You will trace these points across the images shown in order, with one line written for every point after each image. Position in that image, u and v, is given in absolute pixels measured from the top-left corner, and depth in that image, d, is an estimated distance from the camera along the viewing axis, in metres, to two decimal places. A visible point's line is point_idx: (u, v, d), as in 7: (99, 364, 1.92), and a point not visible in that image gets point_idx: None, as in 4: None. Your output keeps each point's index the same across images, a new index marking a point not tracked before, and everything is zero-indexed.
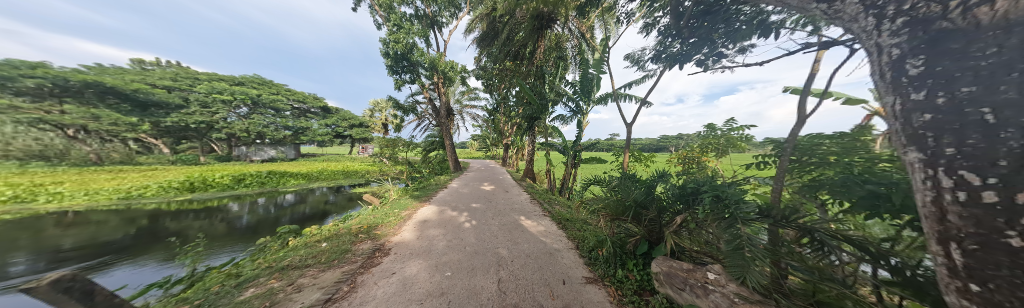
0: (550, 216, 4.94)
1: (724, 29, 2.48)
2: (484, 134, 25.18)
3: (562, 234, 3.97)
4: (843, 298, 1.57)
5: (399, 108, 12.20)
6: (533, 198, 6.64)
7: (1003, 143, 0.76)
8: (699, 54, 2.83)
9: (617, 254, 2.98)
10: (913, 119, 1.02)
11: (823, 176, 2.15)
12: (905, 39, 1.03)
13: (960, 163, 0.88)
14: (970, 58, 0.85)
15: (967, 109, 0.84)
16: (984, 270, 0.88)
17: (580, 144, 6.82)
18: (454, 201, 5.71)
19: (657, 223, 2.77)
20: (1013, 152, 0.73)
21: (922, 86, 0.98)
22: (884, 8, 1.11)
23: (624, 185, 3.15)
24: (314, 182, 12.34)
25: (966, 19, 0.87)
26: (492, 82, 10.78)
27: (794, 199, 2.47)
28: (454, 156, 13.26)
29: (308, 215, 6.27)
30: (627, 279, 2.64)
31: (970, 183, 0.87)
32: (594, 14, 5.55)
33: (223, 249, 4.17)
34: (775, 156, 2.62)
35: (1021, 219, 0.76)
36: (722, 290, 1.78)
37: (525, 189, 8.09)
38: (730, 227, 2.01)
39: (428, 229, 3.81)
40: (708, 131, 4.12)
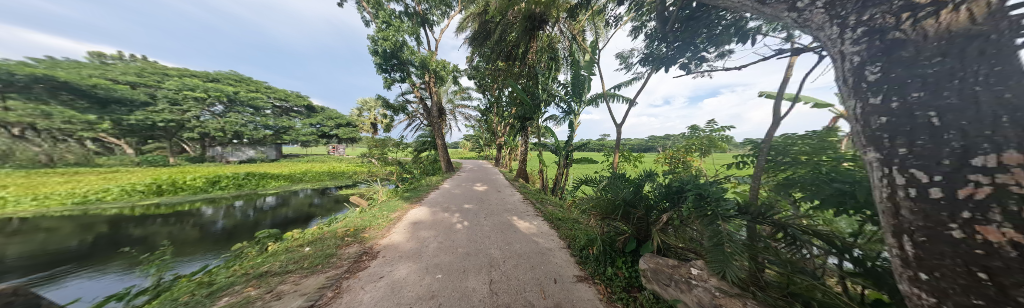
0: (542, 216, 4.97)
1: (706, 34, 2.60)
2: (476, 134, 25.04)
3: (554, 234, 4.01)
4: (813, 288, 1.69)
5: (389, 107, 11.91)
6: (525, 198, 6.66)
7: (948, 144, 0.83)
8: (683, 58, 2.96)
9: (607, 252, 3.03)
10: (871, 122, 1.11)
11: (795, 175, 2.29)
12: (864, 47, 1.12)
13: (911, 162, 0.96)
14: (920, 65, 0.93)
15: (918, 112, 0.93)
16: (932, 260, 0.97)
17: (571, 144, 6.92)
18: (445, 202, 5.63)
19: (645, 221, 2.85)
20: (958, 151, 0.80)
21: (878, 91, 1.07)
22: (846, 18, 1.20)
23: (614, 185, 3.23)
24: (297, 184, 11.81)
25: (916, 30, 0.96)
26: (484, 82, 10.74)
27: (769, 197, 2.62)
28: (446, 156, 13.08)
29: (292, 219, 5.99)
30: (616, 277, 2.69)
31: (919, 180, 0.96)
32: (584, 16, 5.65)
33: (195, 256, 3.90)
34: (752, 155, 2.77)
35: (963, 213, 0.84)
36: (705, 284, 1.86)
37: (518, 189, 8.11)
38: (712, 224, 2.10)
39: (419, 230, 3.75)
40: (692, 132, 4.30)
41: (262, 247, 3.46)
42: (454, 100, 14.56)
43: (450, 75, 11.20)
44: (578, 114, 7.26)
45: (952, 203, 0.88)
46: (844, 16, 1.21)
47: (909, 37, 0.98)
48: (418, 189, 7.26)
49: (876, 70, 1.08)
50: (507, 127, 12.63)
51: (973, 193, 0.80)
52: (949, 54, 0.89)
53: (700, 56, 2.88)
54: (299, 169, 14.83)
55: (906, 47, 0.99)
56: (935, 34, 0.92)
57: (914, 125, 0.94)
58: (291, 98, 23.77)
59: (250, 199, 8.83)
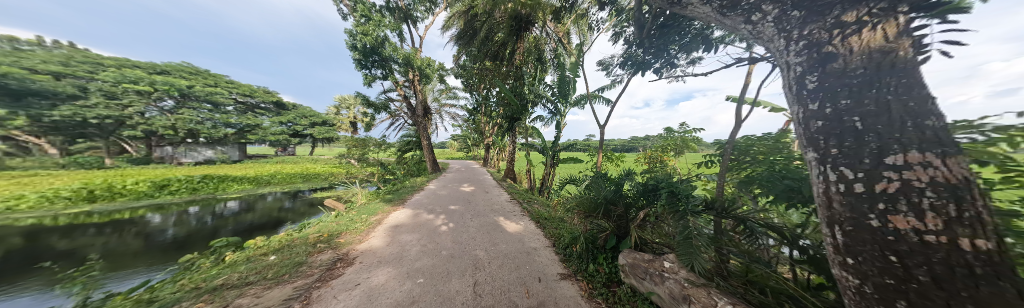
0: (528, 216, 5.00)
1: (678, 41, 2.77)
2: (464, 134, 24.67)
3: (540, 233, 4.05)
4: (767, 276, 1.87)
5: (370, 105, 11.38)
6: (513, 198, 6.68)
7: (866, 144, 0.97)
8: (658, 63, 3.13)
9: (589, 250, 3.12)
10: (810, 125, 1.25)
11: (754, 173, 2.51)
12: (804, 59, 1.27)
13: (841, 161, 1.10)
14: (847, 76, 1.07)
15: (846, 117, 1.06)
16: (855, 246, 1.11)
17: (558, 145, 7.04)
18: (431, 203, 5.48)
19: (624, 218, 2.97)
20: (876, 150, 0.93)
21: (816, 98, 1.20)
22: (790, 32, 1.34)
23: (596, 184, 3.34)
24: (265, 187, 10.90)
25: (844, 45, 1.10)
26: (471, 81, 10.61)
27: (734, 193, 2.85)
28: (432, 156, 12.74)
29: (258, 225, 5.50)
30: (598, 273, 2.78)
31: (845, 176, 1.10)
32: (569, 19, 5.77)
33: (136, 270, 3.45)
34: (718, 155, 3.00)
35: (878, 204, 0.98)
36: (676, 276, 1.98)
37: (505, 189, 8.11)
38: (682, 219, 2.25)
39: (401, 234, 3.62)
40: (668, 133, 4.57)
41: (218, 258, 3.11)
42: (440, 99, 14.27)
43: (435, 74, 10.95)
44: (564, 115, 7.41)
45: (868, 195, 1.03)
46: (788, 30, 1.34)
47: (837, 50, 1.12)
48: (402, 191, 7.01)
49: (814, 79, 1.22)
50: (495, 127, 12.60)
51: (886, 188, 0.95)
52: (867, 66, 1.03)
53: (672, 62, 3.08)
54: (268, 171, 13.65)
55: (836, 60, 1.13)
56: (858, 49, 1.06)
57: (843, 128, 1.09)
58: (255, 93, 21.81)
59: (206, 204, 7.96)
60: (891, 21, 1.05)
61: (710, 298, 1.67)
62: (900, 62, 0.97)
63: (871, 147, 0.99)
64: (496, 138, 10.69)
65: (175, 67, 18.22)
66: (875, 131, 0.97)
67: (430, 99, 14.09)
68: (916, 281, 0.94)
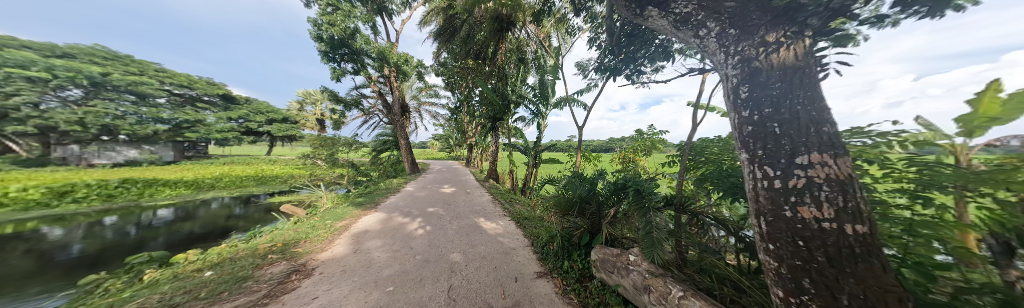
0: (509, 216, 5.02)
1: (644, 50, 2.98)
2: (445, 134, 24.00)
3: (519, 232, 4.10)
4: (714, 263, 2.10)
5: (340, 102, 10.54)
6: (494, 198, 6.65)
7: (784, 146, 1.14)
8: (627, 69, 3.33)
9: (565, 247, 3.22)
10: (743, 130, 1.44)
11: (707, 171, 2.80)
12: (738, 72, 1.45)
13: (764, 161, 1.29)
14: (771, 89, 1.25)
15: (768, 123, 1.25)
16: (774, 233, 1.30)
17: (540, 145, 7.16)
18: (407, 206, 5.22)
19: (597, 216, 3.12)
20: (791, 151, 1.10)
21: (747, 106, 1.38)
22: (728, 48, 1.52)
23: (571, 184, 3.45)
24: (208, 191, 9.55)
25: (767, 61, 1.28)
26: (454, 80, 10.38)
27: (692, 190, 3.14)
28: (410, 157, 12.17)
29: (199, 235, 4.80)
30: (572, 269, 2.88)
31: (766, 174, 1.29)
32: (549, 23, 5.92)
33: (18, 299, 2.79)
34: (678, 156, 3.30)
35: (792, 197, 1.16)
36: (638, 268, 2.13)
37: (487, 190, 8.04)
38: (645, 215, 2.43)
39: (370, 239, 3.43)
40: (638, 134, 4.91)
41: (136, 278, 2.60)
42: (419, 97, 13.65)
43: (414, 70, 10.51)
44: (545, 116, 7.56)
45: (781, 190, 1.22)
46: (727, 46, 1.53)
47: (761, 66, 1.31)
48: (375, 193, 6.59)
49: (745, 90, 1.41)
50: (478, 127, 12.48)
51: (796, 183, 1.13)
52: (784, 80, 1.21)
53: (638, 69, 3.30)
54: (214, 174, 11.93)
55: (761, 74, 1.31)
56: (777, 65, 1.24)
57: (766, 133, 1.27)
58: (194, 85, 19.42)
59: (127, 214, 6.71)
60: (799, 44, 1.26)
61: (667, 286, 1.82)
62: (807, 78, 1.17)
63: (786, 149, 1.17)
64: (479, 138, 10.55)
65: (77, 50, 14.02)
66: (790, 136, 1.15)
67: (408, 97, 13.43)
68: (815, 261, 1.13)
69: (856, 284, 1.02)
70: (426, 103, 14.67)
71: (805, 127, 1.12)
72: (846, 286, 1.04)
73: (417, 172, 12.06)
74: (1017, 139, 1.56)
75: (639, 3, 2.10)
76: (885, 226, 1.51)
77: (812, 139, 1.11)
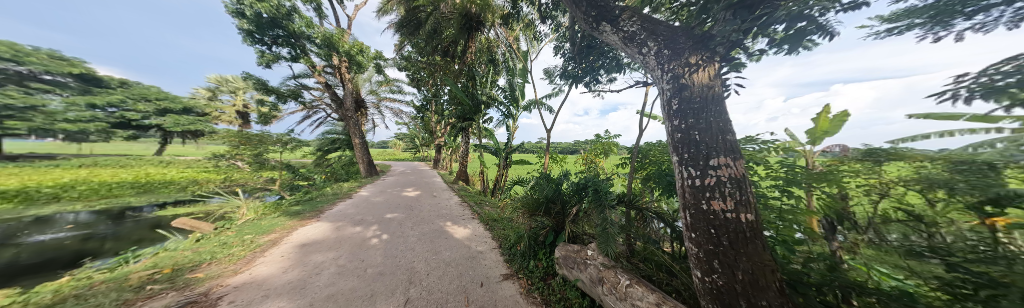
0: (477, 218, 4.90)
1: (601, 62, 3.28)
2: (411, 133, 22.29)
3: (487, 235, 4.02)
4: (654, 252, 2.41)
5: (273, 92, 8.85)
6: (463, 201, 6.41)
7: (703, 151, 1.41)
8: (587, 78, 3.61)
9: (531, 247, 3.27)
10: (673, 136, 1.68)
11: (651, 171, 3.22)
12: (671, 87, 1.68)
13: (688, 164, 1.55)
14: (695, 104, 1.50)
15: (693, 132, 1.50)
16: (694, 224, 1.56)
17: (511, 146, 7.18)
18: (359, 214, 4.62)
19: (562, 215, 3.26)
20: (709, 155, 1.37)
21: (678, 117, 1.61)
22: (663, 65, 1.76)
23: (539, 184, 3.55)
24: (47, 204, 6.77)
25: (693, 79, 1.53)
26: (419, 76, 9.76)
27: (640, 188, 3.56)
28: (367, 157, 10.89)
29: (24, 267, 3.35)
30: (537, 268, 2.93)
31: (689, 174, 1.53)
32: (517, 26, 6.03)
33: None
34: (629, 158, 3.71)
35: (705, 192, 1.43)
36: (594, 262, 2.29)
37: (456, 192, 7.70)
38: (601, 212, 2.64)
39: (310, 254, 2.94)
40: (598, 138, 5.36)
41: None
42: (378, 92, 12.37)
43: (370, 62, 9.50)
44: (516, 118, 7.66)
45: (700, 188, 1.47)
46: (662, 64, 1.76)
47: (686, 83, 1.57)
48: (318, 201, 5.64)
49: (676, 103, 1.64)
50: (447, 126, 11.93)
51: (710, 181, 1.39)
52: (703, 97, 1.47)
53: (596, 79, 3.59)
54: (63, 181, 8.57)
55: (688, 89, 1.55)
56: (700, 83, 1.50)
57: (689, 139, 1.53)
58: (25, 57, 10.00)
59: None
60: (710, 68, 1.55)
61: (617, 277, 2.00)
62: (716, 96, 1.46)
63: (704, 153, 1.44)
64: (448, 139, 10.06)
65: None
66: (705, 142, 1.43)
67: (365, 91, 12.05)
68: (722, 246, 1.39)
69: (747, 260, 1.31)
70: (388, 99, 13.37)
71: (714, 135, 1.42)
72: (741, 264, 1.31)
73: (376, 175, 10.84)
74: (838, 147, 2.20)
75: (594, 18, 2.27)
76: (766, 214, 1.95)
77: (721, 145, 1.40)
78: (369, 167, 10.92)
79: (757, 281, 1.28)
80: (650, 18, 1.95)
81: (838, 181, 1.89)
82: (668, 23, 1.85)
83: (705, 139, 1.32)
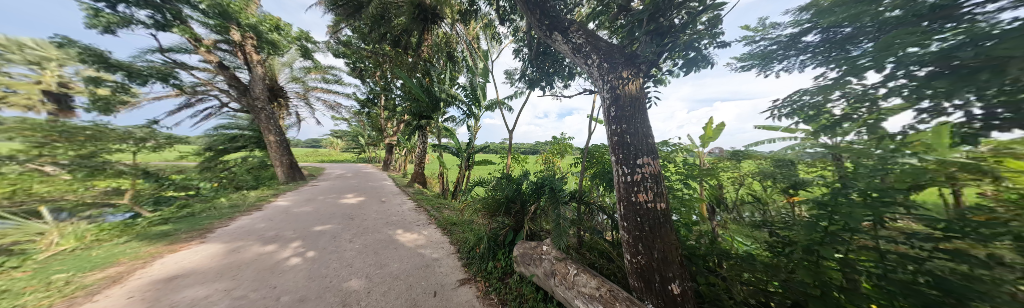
0: (435, 224, 4.54)
1: (555, 69, 3.51)
2: (354, 130, 19.23)
3: (444, 240, 3.76)
4: (598, 241, 2.72)
5: (119, 69, 6.15)
6: (419, 206, 5.86)
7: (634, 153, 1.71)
8: (543, 83, 3.82)
9: (491, 248, 3.22)
10: (611, 140, 1.93)
11: (598, 170, 3.62)
12: (610, 96, 1.92)
13: (621, 163, 1.81)
14: (627, 112, 1.79)
15: (625, 136, 1.78)
16: (626, 215, 1.81)
17: (473, 147, 6.95)
18: (275, 229, 3.65)
19: (521, 214, 3.33)
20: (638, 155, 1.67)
21: (615, 123, 1.86)
22: (603, 77, 2.00)
23: (499, 185, 3.54)
24: None
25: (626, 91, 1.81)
26: (365, 65, 8.52)
27: (590, 185, 3.95)
28: (290, 159, 8.86)
29: None
30: (496, 269, 2.90)
31: (623, 172, 1.79)
32: (477, 24, 5.92)
33: None
34: (581, 158, 4.07)
35: (633, 188, 1.72)
36: (549, 256, 2.40)
37: (411, 197, 6.98)
38: (556, 208, 2.80)
39: (176, 290, 2.04)
40: (555, 139, 5.71)
41: None
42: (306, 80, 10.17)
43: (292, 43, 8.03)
44: (477, 118, 7.50)
45: (631, 183, 1.74)
46: (602, 76, 2.00)
47: (620, 93, 1.84)
48: (207, 216, 4.20)
49: (613, 110, 1.88)
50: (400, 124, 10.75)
51: (638, 177, 1.70)
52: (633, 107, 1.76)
53: (552, 84, 3.83)
54: None
55: (622, 99, 1.83)
56: (630, 95, 1.80)
57: (622, 142, 1.80)
58: None
59: None
60: (636, 82, 1.85)
61: (568, 268, 2.16)
62: (641, 107, 1.79)
63: (633, 153, 1.74)
64: (402, 138, 9.04)
65: None
66: (635, 145, 1.74)
67: (284, 78, 9.64)
68: (645, 231, 1.69)
69: (660, 240, 1.64)
70: (321, 89, 11.15)
71: (641, 139, 1.75)
72: (657, 244, 1.63)
73: (303, 180, 8.87)
74: (718, 149, 2.94)
75: (547, 27, 2.42)
76: (676, 202, 2.45)
77: (645, 147, 1.73)
78: (293, 170, 8.87)
79: (667, 258, 1.60)
80: (593, 34, 2.19)
81: (716, 175, 2.53)
82: (607, 39, 2.12)
83: (635, 142, 1.60)
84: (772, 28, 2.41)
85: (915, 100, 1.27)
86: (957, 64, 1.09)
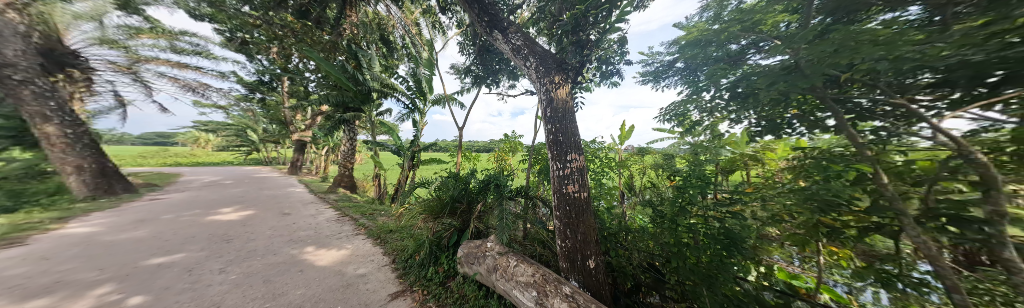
0: (364, 235, 3.84)
1: (499, 67, 3.57)
2: (242, 122, 14.24)
3: (376, 252, 3.24)
4: (538, 232, 2.92)
5: None
6: (344, 215, 4.85)
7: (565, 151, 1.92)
8: (488, 80, 3.83)
9: (432, 253, 2.98)
10: (547, 137, 2.10)
11: (541, 166, 3.87)
12: (545, 97, 2.08)
13: (556, 158, 1.98)
14: (559, 114, 1.99)
15: (557, 135, 1.98)
16: (560, 205, 1.98)
17: (417, 145, 6.25)
18: (56, 272, 2.25)
19: (468, 213, 3.20)
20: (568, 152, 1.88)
21: (550, 122, 2.02)
22: (539, 80, 2.14)
23: (444, 184, 3.31)
24: None
25: (556, 94, 2.01)
26: (256, 35, 6.37)
27: (535, 180, 4.16)
28: (99, 164, 5.73)
29: None
30: (436, 274, 2.69)
31: (557, 166, 1.97)
32: (417, 9, 5.35)
33: None
34: (527, 155, 4.27)
35: (564, 180, 1.93)
36: (491, 252, 2.38)
37: (333, 205, 5.70)
38: (501, 205, 2.78)
39: None
40: (506, 137, 5.76)
41: None
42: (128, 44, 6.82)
43: None
44: (422, 113, 6.86)
45: (561, 176, 1.94)
46: (538, 78, 2.14)
47: (552, 96, 2.02)
48: None
49: (548, 111, 2.05)
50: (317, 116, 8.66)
51: (568, 171, 1.91)
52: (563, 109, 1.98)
53: (496, 82, 3.90)
54: None
55: (554, 102, 2.02)
56: (560, 99, 2.02)
57: (556, 139, 1.98)
58: None
59: None
60: (566, 86, 2.07)
61: (509, 261, 2.18)
62: (568, 109, 2.03)
63: (563, 150, 1.94)
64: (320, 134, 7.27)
65: None
66: (566, 142, 1.95)
67: (79, 40, 6.06)
68: (573, 217, 1.91)
69: (584, 225, 1.88)
70: (168, 62, 7.68)
71: (570, 137, 1.96)
72: (582, 228, 1.88)
73: (129, 194, 5.91)
74: (630, 146, 3.64)
75: (487, 24, 2.42)
76: (598, 190, 2.90)
77: (573, 144, 1.95)
78: (105, 181, 5.76)
79: (588, 239, 1.87)
80: (530, 37, 2.31)
81: (628, 167, 3.13)
82: (542, 45, 2.27)
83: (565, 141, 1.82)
84: (658, 54, 3.19)
85: (727, 112, 1.91)
86: (743, 88, 1.69)
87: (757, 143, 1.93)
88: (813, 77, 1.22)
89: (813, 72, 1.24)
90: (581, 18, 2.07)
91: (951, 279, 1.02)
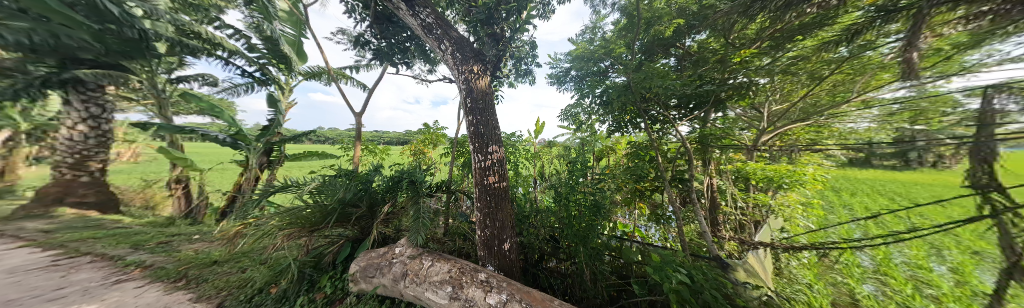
0: (141, 282, 2.18)
1: (410, 43, 3.07)
2: None
3: (178, 300, 1.93)
4: (458, 228, 2.79)
5: None
6: (80, 256, 2.56)
7: (487, 143, 1.93)
8: (394, 58, 3.22)
9: (304, 278, 2.17)
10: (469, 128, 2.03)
11: (463, 158, 3.70)
12: (466, 87, 1.97)
13: (476, 149, 1.96)
14: (483, 108, 1.96)
15: (480, 127, 1.94)
16: (484, 197, 1.97)
17: (279, 131, 4.28)
18: None
19: (368, 218, 2.54)
20: (489, 144, 1.92)
21: (471, 114, 1.96)
22: (458, 68, 1.99)
23: (328, 186, 2.47)
24: None
25: (475, 86, 1.96)
26: None
27: (457, 174, 3.93)
28: None
29: None
30: (312, 303, 1.97)
31: (478, 158, 1.96)
32: None
33: None
34: (448, 147, 3.95)
35: (485, 173, 1.94)
36: (401, 258, 2.04)
37: (41, 242, 2.87)
38: (415, 203, 2.35)
39: None
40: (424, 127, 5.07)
41: None
42: None
43: None
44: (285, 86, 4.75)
45: (483, 168, 1.93)
46: (456, 65, 1.99)
47: (472, 86, 1.94)
48: None
49: (468, 101, 1.98)
50: None
51: (489, 162, 1.93)
52: (488, 103, 1.98)
53: (405, 60, 3.35)
54: None
55: (474, 92, 1.95)
56: (482, 89, 1.97)
57: (477, 131, 1.94)
58: None
59: None
60: (485, 78, 2.02)
61: (423, 263, 1.94)
62: (491, 102, 2.04)
63: (485, 140, 1.93)
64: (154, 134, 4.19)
65: None
66: (488, 133, 1.95)
67: None
68: (493, 207, 1.96)
69: (503, 213, 1.99)
70: None
71: (492, 129, 1.98)
72: (500, 215, 1.97)
73: None
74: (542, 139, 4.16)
75: None
76: (516, 178, 3.14)
77: (495, 136, 1.99)
78: None
79: (504, 226, 1.98)
80: (444, 18, 2.09)
81: (540, 157, 3.64)
82: (459, 31, 2.11)
83: (485, 133, 1.87)
84: (560, 62, 3.85)
85: (598, 115, 2.59)
86: (604, 99, 2.34)
87: (613, 138, 2.72)
88: (636, 95, 1.87)
89: (637, 92, 1.89)
90: (494, 10, 2.11)
91: (678, 212, 1.92)
